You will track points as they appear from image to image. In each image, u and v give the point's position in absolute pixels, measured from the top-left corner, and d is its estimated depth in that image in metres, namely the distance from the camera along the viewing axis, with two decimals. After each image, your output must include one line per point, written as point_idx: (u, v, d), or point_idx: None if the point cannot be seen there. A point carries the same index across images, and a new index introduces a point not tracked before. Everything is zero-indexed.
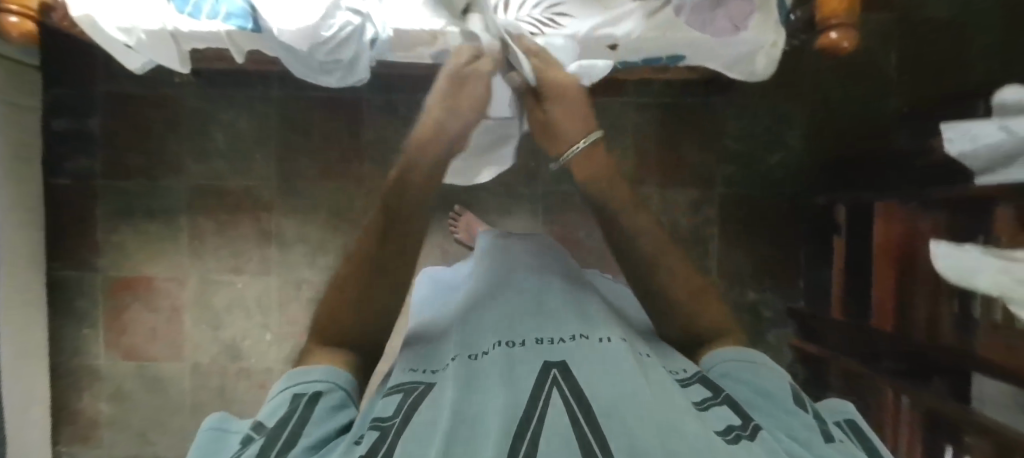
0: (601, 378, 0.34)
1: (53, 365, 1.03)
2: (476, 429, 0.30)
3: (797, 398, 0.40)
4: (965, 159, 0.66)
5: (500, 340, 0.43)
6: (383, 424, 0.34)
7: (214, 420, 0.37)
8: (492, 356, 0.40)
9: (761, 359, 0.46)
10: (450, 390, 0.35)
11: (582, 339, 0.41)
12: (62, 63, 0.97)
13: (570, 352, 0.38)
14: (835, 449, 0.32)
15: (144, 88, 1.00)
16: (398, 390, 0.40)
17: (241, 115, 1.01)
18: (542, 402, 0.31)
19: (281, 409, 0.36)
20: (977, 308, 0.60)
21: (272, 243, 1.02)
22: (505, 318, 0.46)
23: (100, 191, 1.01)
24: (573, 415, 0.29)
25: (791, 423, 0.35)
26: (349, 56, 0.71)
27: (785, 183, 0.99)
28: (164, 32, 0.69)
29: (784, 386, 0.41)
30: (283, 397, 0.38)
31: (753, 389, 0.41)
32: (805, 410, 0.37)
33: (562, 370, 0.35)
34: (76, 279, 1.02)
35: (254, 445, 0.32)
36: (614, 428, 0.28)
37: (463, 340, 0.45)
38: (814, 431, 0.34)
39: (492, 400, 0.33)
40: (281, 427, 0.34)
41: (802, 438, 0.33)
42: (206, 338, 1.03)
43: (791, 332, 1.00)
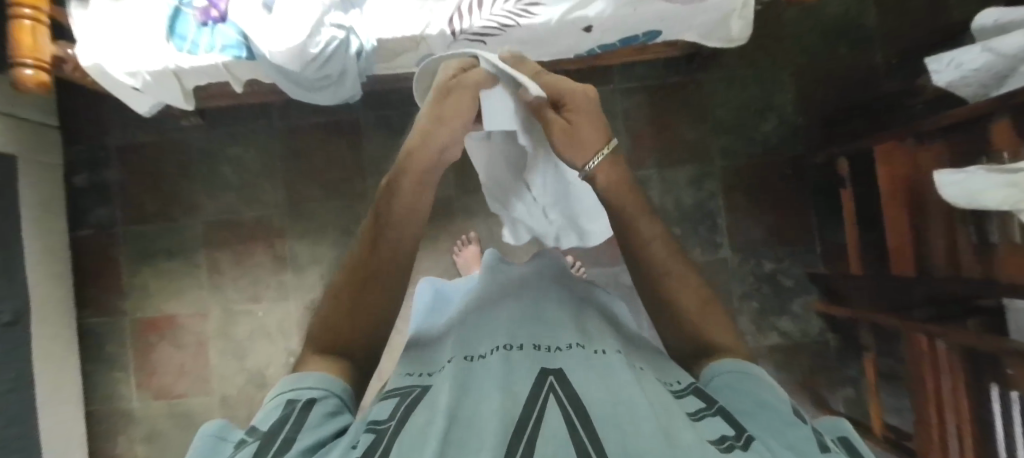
0: (599, 385, 0.33)
1: (89, 411, 1.06)
2: (473, 432, 0.28)
3: (795, 411, 0.35)
4: (958, 89, 0.64)
5: (498, 343, 0.40)
6: (378, 427, 0.31)
7: (212, 428, 0.34)
8: (494, 358, 0.38)
9: (755, 368, 0.39)
10: (447, 391, 0.33)
11: (579, 348, 0.39)
12: (82, 119, 1.07)
13: (569, 359, 0.37)
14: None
15: (158, 135, 1.06)
16: (393, 394, 0.37)
17: (246, 149, 1.06)
18: (537, 409, 0.30)
19: (273, 415, 0.33)
20: (995, 227, 0.59)
21: (287, 268, 1.05)
22: (503, 325, 0.44)
23: (121, 236, 1.07)
24: (570, 422, 0.28)
25: (789, 437, 0.31)
26: (338, 71, 0.74)
27: (783, 147, 0.99)
28: (168, 71, 0.73)
29: (782, 398, 0.36)
30: (278, 402, 0.34)
31: (744, 397, 0.36)
32: (804, 423, 0.33)
33: (559, 377, 0.34)
34: (104, 324, 1.06)
35: (245, 453, 0.29)
36: (612, 437, 0.26)
37: (460, 343, 0.43)
38: (812, 444, 0.30)
39: (488, 401, 0.31)
40: (275, 433, 0.31)
41: (800, 450, 0.29)
42: (232, 369, 1.04)
43: (815, 297, 0.98)
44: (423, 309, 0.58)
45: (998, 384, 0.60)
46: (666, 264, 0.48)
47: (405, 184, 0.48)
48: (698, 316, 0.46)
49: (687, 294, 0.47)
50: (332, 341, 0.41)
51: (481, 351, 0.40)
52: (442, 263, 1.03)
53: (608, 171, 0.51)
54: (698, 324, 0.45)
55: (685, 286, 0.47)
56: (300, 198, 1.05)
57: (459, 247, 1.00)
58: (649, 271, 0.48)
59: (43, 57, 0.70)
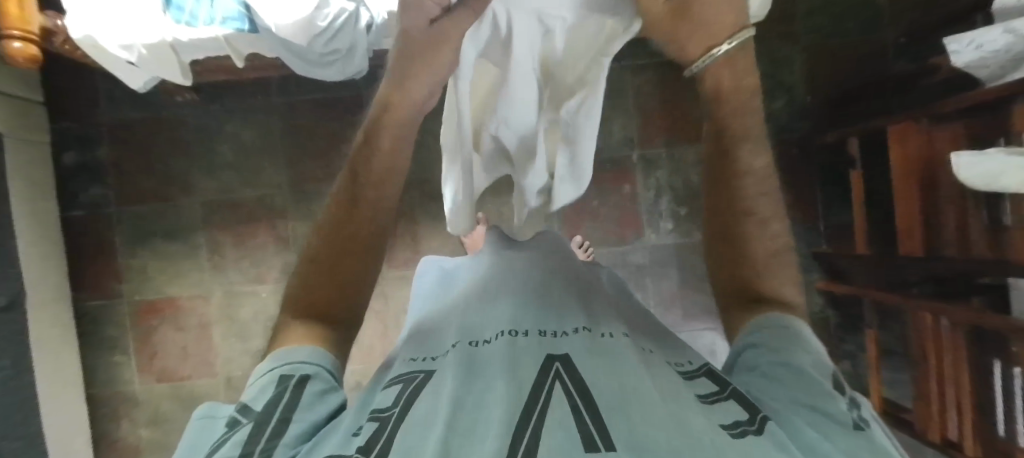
0: (609, 371, 0.30)
1: (91, 395, 1.04)
2: (479, 426, 0.26)
3: (835, 380, 0.31)
4: (976, 70, 0.63)
5: (504, 324, 0.37)
6: (383, 414, 0.30)
7: (207, 407, 0.34)
8: (500, 343, 0.34)
9: (806, 332, 0.35)
10: (450, 379, 0.30)
11: (587, 334, 0.35)
12: (69, 94, 1.02)
13: (575, 344, 0.34)
14: (858, 438, 0.26)
15: (151, 112, 1.02)
16: (398, 381, 0.35)
17: (245, 127, 1.02)
18: (541, 399, 0.27)
19: (267, 393, 0.32)
20: (1009, 210, 0.61)
21: (290, 249, 1.03)
22: (506, 303, 0.40)
23: (115, 218, 1.03)
24: (575, 409, 0.26)
25: (811, 412, 0.28)
26: (346, 45, 0.71)
27: (789, 131, 0.99)
28: (165, 44, 0.69)
29: (823, 364, 0.32)
30: (270, 377, 0.34)
31: (777, 365, 0.33)
32: (839, 393, 0.30)
33: (566, 363, 0.31)
34: (102, 307, 1.04)
35: (239, 435, 0.29)
36: (618, 424, 0.24)
37: (464, 322, 0.39)
38: (838, 418, 0.27)
39: (492, 393, 0.28)
40: (269, 413, 0.31)
41: (820, 428, 0.27)
42: (236, 351, 1.03)
43: (819, 276, 1.00)
44: (447, 278, 0.55)
45: (999, 361, 0.62)
46: (758, 205, 0.41)
47: (382, 140, 0.43)
48: (770, 261, 0.41)
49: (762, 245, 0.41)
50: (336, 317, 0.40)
51: (486, 334, 0.36)
52: (449, 245, 1.02)
53: (724, 70, 0.39)
54: (770, 269, 0.40)
55: (767, 235, 0.41)
56: (301, 177, 1.02)
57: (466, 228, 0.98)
58: (731, 205, 0.42)
59: (32, 28, 0.66)
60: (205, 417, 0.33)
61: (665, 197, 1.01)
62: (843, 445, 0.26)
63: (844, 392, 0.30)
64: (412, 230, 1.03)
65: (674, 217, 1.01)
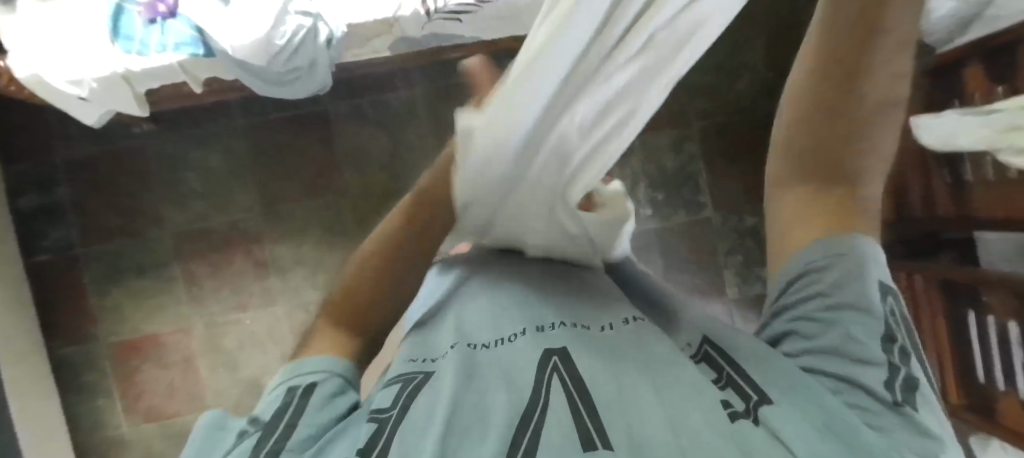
0: (605, 365, 0.30)
1: (75, 444, 1.00)
2: (478, 426, 0.26)
3: (889, 334, 0.28)
4: (925, 35, 0.63)
5: (502, 322, 0.36)
6: (382, 415, 0.28)
7: (209, 416, 0.32)
8: (499, 346, 0.34)
9: (862, 262, 0.30)
10: (449, 377, 0.30)
11: (582, 327, 0.35)
12: (17, 135, 0.97)
13: (574, 338, 0.34)
14: (900, 424, 0.25)
15: (109, 145, 0.99)
16: (396, 380, 0.33)
17: (210, 152, 0.99)
18: (542, 398, 0.27)
19: (276, 403, 0.30)
20: (967, 169, 0.63)
21: (271, 272, 1.01)
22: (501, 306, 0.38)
23: (83, 258, 0.99)
24: (574, 410, 0.26)
25: (853, 394, 0.27)
26: (307, 62, 0.69)
27: (757, 108, 1.02)
28: (117, 77, 0.67)
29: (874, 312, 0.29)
30: (279, 388, 0.32)
31: (815, 323, 0.31)
32: (886, 354, 0.27)
33: (565, 356, 0.31)
34: (77, 352, 1.00)
35: (245, 445, 0.27)
36: (617, 425, 0.25)
37: (457, 325, 0.38)
38: (876, 394, 0.26)
39: (491, 394, 0.29)
40: (276, 422, 0.29)
41: (862, 412, 0.27)
42: (225, 381, 1.00)
43: None
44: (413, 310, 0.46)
45: (974, 310, 0.64)
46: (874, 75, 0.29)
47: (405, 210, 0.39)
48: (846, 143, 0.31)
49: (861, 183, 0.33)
50: None
51: (486, 336, 0.35)
52: None
53: None
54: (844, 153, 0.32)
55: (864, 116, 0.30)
56: (274, 198, 1.00)
57: None
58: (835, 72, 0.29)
59: None
60: (213, 425, 0.31)
61: (642, 183, 1.02)
62: (884, 434, 0.25)
63: (894, 350, 0.28)
64: None
65: (653, 202, 1.03)
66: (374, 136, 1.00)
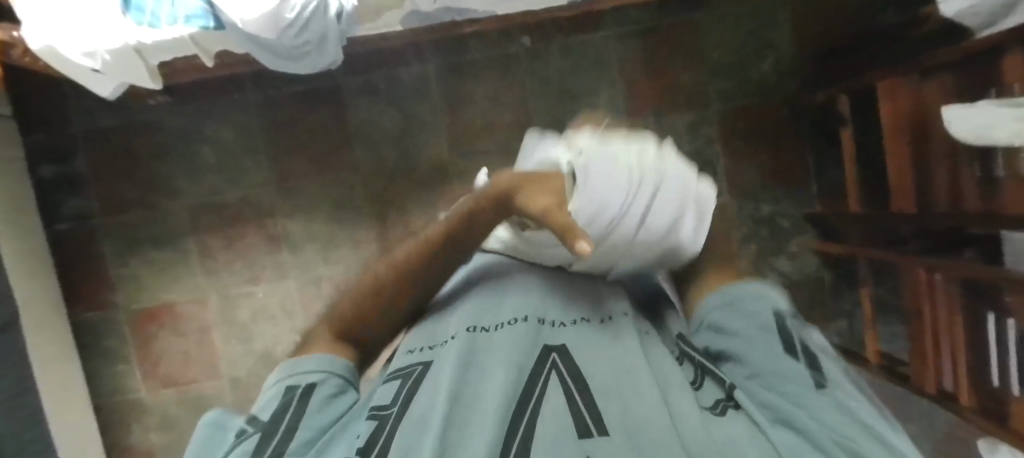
0: (603, 357, 0.31)
1: (98, 406, 1.04)
2: (475, 413, 0.26)
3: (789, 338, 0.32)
4: (964, 18, 0.61)
5: (503, 310, 0.37)
6: (383, 412, 0.29)
7: (215, 420, 0.34)
8: (500, 329, 0.34)
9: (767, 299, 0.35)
10: (449, 366, 0.30)
11: (585, 321, 0.36)
12: (35, 105, 0.99)
13: (573, 334, 0.34)
14: (825, 400, 0.26)
15: (124, 116, 0.99)
16: (397, 375, 0.34)
17: (223, 126, 1.00)
18: (539, 387, 0.28)
19: (273, 404, 0.32)
20: (1000, 164, 0.60)
21: (283, 247, 1.02)
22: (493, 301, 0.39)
23: (101, 228, 1.02)
24: (571, 396, 0.26)
25: (779, 386, 0.28)
26: (317, 36, 0.68)
27: (781, 89, 0.98)
28: (129, 49, 0.67)
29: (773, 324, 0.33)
30: (278, 388, 0.34)
31: (733, 346, 0.33)
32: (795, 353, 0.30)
33: (564, 353, 0.31)
34: (98, 318, 1.04)
35: (246, 445, 0.29)
36: (613, 409, 0.25)
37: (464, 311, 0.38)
38: (802, 382, 0.28)
39: (489, 379, 0.29)
40: (274, 424, 0.30)
41: (791, 395, 0.27)
42: (239, 351, 1.03)
43: (813, 237, 1.00)
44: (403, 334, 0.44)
45: (994, 311, 0.62)
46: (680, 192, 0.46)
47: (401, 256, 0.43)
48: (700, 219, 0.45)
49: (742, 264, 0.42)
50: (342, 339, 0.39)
51: (489, 320, 0.36)
52: None
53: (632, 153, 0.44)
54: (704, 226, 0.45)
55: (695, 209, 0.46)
56: (286, 174, 1.01)
57: None
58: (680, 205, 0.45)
59: None
60: (215, 425, 0.33)
61: None
62: (810, 407, 0.25)
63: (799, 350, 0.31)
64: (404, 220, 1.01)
65: None
66: (385, 113, 0.99)
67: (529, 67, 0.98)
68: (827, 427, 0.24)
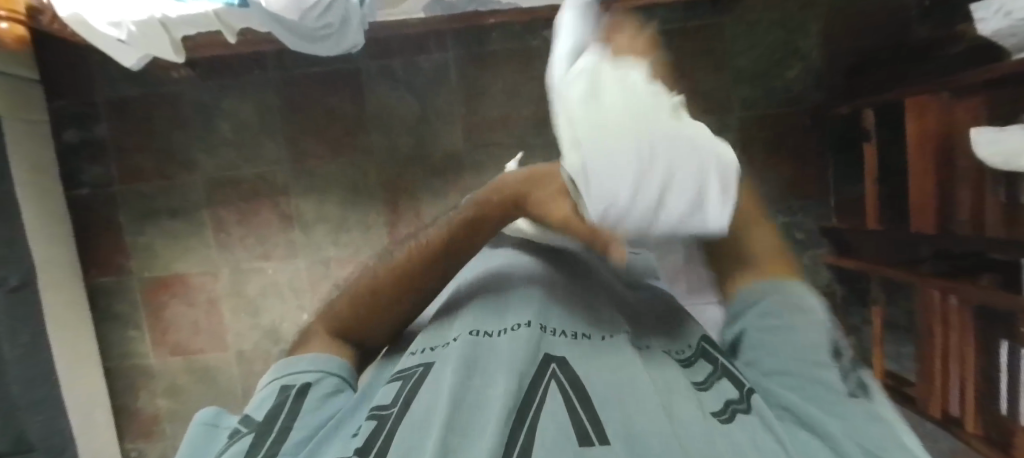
0: (603, 371, 0.31)
1: (108, 368, 1.07)
2: (476, 417, 0.26)
3: (833, 347, 0.33)
4: (1004, 39, 0.58)
5: (507, 317, 0.37)
6: (382, 412, 0.30)
7: (207, 416, 0.35)
8: (502, 334, 0.34)
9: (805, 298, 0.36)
10: (451, 369, 0.30)
11: (584, 335, 0.36)
12: (60, 72, 1.00)
13: (573, 345, 0.34)
14: (858, 411, 0.28)
15: (146, 87, 1.01)
16: (398, 376, 0.34)
17: (242, 102, 1.00)
18: (538, 395, 0.28)
19: (268, 402, 0.33)
20: None
21: (294, 227, 1.03)
22: (497, 308, 0.39)
23: (119, 196, 1.04)
24: (571, 405, 0.26)
25: (817, 392, 0.30)
26: (339, 19, 0.68)
27: (805, 99, 0.96)
28: (154, 21, 0.67)
29: (814, 325, 0.34)
30: (273, 388, 0.35)
31: (768, 346, 0.35)
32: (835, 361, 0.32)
33: (562, 363, 0.32)
34: (112, 284, 1.06)
35: (239, 443, 0.30)
36: (613, 418, 0.25)
37: (466, 317, 0.39)
38: (837, 388, 0.30)
39: (490, 383, 0.29)
40: (271, 420, 0.32)
41: (825, 403, 0.29)
42: (246, 326, 1.05)
43: (826, 251, 0.98)
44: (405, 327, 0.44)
45: (1007, 341, 0.61)
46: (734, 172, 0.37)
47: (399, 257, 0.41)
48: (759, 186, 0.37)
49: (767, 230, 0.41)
50: (348, 329, 0.41)
51: (491, 326, 0.36)
52: None
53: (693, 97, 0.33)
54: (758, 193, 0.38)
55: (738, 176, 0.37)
56: (302, 154, 1.01)
57: None
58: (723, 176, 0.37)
59: None
60: (207, 423, 0.34)
61: None
62: (841, 420, 0.28)
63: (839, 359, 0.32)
64: (415, 207, 1.01)
65: None
66: (402, 98, 0.99)
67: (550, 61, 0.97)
68: (858, 439, 0.27)
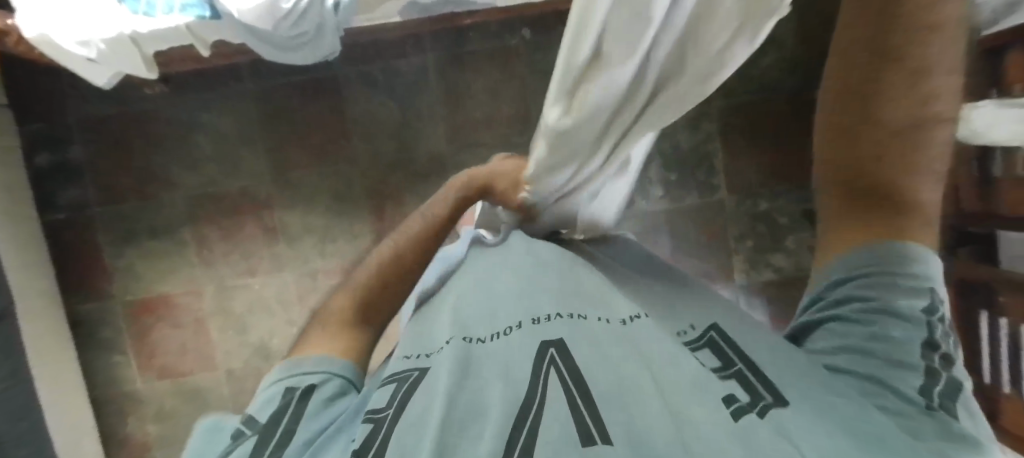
0: (602, 357, 0.30)
1: (94, 396, 1.05)
2: (474, 423, 0.26)
3: (929, 342, 0.32)
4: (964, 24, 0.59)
5: (502, 315, 0.36)
6: (377, 416, 0.30)
7: (211, 423, 0.36)
8: (495, 339, 0.33)
9: (912, 270, 0.34)
10: (444, 377, 0.30)
11: (580, 317, 0.34)
12: (28, 94, 0.98)
13: (569, 326, 0.33)
14: (930, 424, 0.28)
15: (119, 106, 0.99)
16: (392, 379, 0.34)
17: (221, 116, 0.99)
18: (538, 393, 0.27)
19: (273, 403, 0.34)
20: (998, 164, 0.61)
21: (280, 239, 1.02)
22: (491, 305, 0.38)
23: (98, 218, 1.01)
24: (571, 400, 0.26)
25: (889, 396, 0.30)
26: (313, 27, 0.67)
27: (780, 86, 0.97)
28: (124, 38, 0.66)
29: (915, 317, 0.33)
30: (277, 389, 0.36)
31: (856, 328, 0.34)
32: (925, 362, 0.31)
33: (562, 348, 0.30)
34: (94, 309, 1.03)
35: (244, 445, 0.31)
36: (616, 418, 0.25)
37: (458, 318, 0.38)
38: (914, 396, 0.29)
39: (487, 390, 0.29)
40: (274, 424, 0.32)
41: (896, 410, 0.29)
42: (235, 343, 1.04)
43: (809, 235, 1.00)
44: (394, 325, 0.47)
45: None
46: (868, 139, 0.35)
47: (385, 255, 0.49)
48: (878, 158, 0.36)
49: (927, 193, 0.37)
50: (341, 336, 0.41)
51: (481, 330, 0.35)
52: None
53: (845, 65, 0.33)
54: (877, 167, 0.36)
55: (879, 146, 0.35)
56: (284, 166, 1.00)
57: None
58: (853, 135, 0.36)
59: None
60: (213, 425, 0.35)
61: (654, 163, 1.00)
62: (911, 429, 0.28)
63: (933, 358, 0.31)
64: (401, 213, 1.01)
65: (664, 183, 1.00)
66: (383, 104, 0.99)
67: (529, 60, 0.98)
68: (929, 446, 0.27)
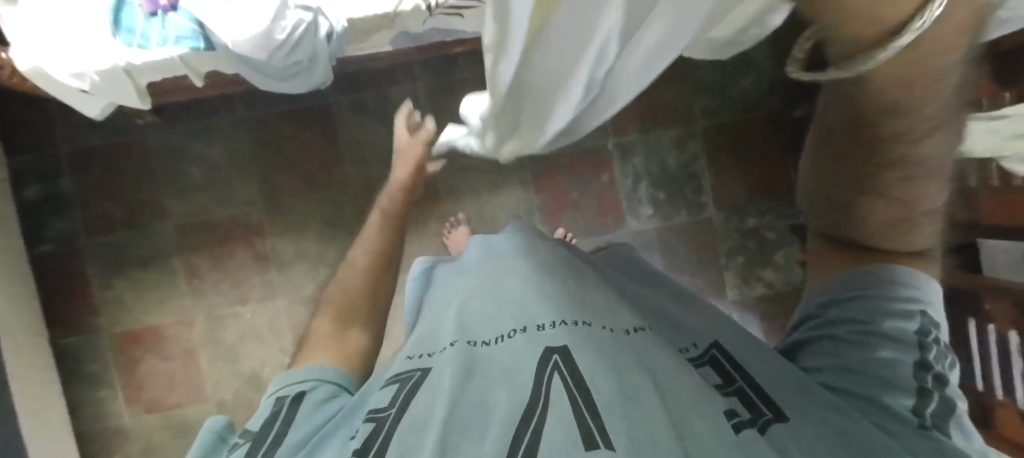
0: (606, 362, 0.29)
1: (77, 434, 1.01)
2: (477, 424, 0.26)
3: (922, 362, 0.32)
4: None
5: (506, 318, 0.36)
6: (380, 415, 0.30)
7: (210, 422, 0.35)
8: (499, 343, 0.34)
9: (904, 293, 0.34)
10: (448, 377, 0.30)
11: (583, 323, 0.33)
12: (19, 127, 0.98)
13: (574, 332, 0.32)
14: (920, 439, 0.28)
15: (110, 136, 0.99)
16: (394, 380, 0.34)
17: (212, 144, 0.99)
18: (542, 396, 0.27)
19: (265, 414, 0.35)
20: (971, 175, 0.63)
21: (271, 266, 1.01)
22: (494, 310, 0.38)
23: (86, 249, 1.00)
24: (572, 400, 0.26)
25: (881, 412, 0.31)
26: (306, 56, 0.68)
27: (761, 105, 1.01)
28: (118, 70, 0.66)
29: (906, 337, 0.33)
30: (270, 401, 0.37)
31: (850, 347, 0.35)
32: (917, 380, 0.31)
33: (566, 353, 0.30)
34: (79, 342, 1.01)
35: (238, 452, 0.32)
36: (619, 422, 0.23)
37: (461, 321, 0.38)
38: (906, 414, 0.30)
39: (492, 394, 0.29)
40: (266, 430, 0.33)
41: (888, 425, 0.29)
42: (226, 373, 1.01)
43: (797, 248, 1.01)
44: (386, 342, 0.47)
45: None
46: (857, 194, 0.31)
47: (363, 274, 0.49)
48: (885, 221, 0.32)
49: (932, 234, 0.32)
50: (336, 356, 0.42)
51: (487, 333, 0.35)
52: (432, 249, 1.00)
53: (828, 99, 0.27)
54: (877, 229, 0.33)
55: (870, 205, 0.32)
56: (276, 192, 1.00)
57: (447, 230, 0.97)
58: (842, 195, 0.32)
59: None
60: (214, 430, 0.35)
61: (643, 181, 1.02)
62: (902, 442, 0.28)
63: (926, 377, 0.31)
64: None
65: (653, 201, 1.02)
66: (374, 130, 1.00)
67: None
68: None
